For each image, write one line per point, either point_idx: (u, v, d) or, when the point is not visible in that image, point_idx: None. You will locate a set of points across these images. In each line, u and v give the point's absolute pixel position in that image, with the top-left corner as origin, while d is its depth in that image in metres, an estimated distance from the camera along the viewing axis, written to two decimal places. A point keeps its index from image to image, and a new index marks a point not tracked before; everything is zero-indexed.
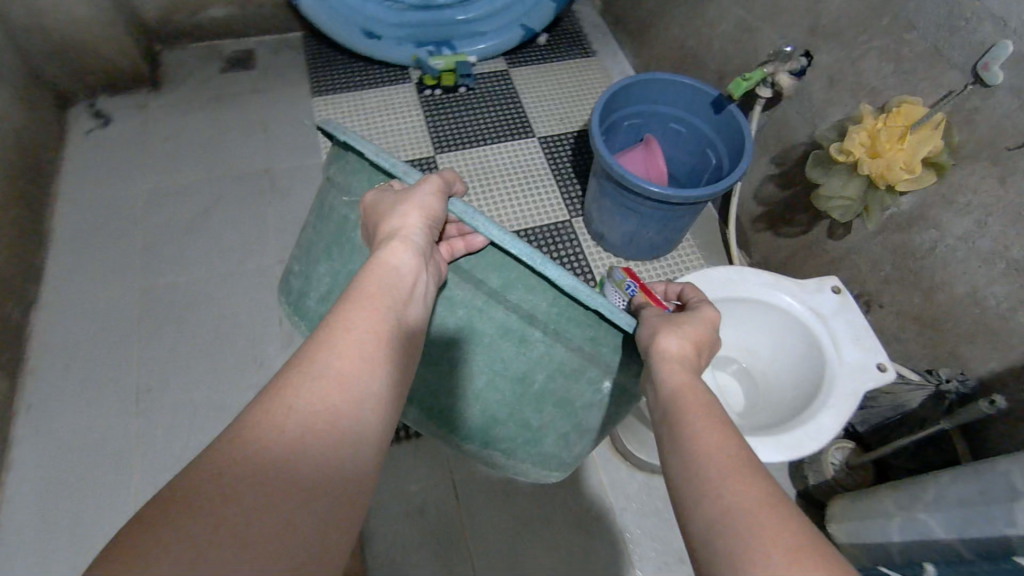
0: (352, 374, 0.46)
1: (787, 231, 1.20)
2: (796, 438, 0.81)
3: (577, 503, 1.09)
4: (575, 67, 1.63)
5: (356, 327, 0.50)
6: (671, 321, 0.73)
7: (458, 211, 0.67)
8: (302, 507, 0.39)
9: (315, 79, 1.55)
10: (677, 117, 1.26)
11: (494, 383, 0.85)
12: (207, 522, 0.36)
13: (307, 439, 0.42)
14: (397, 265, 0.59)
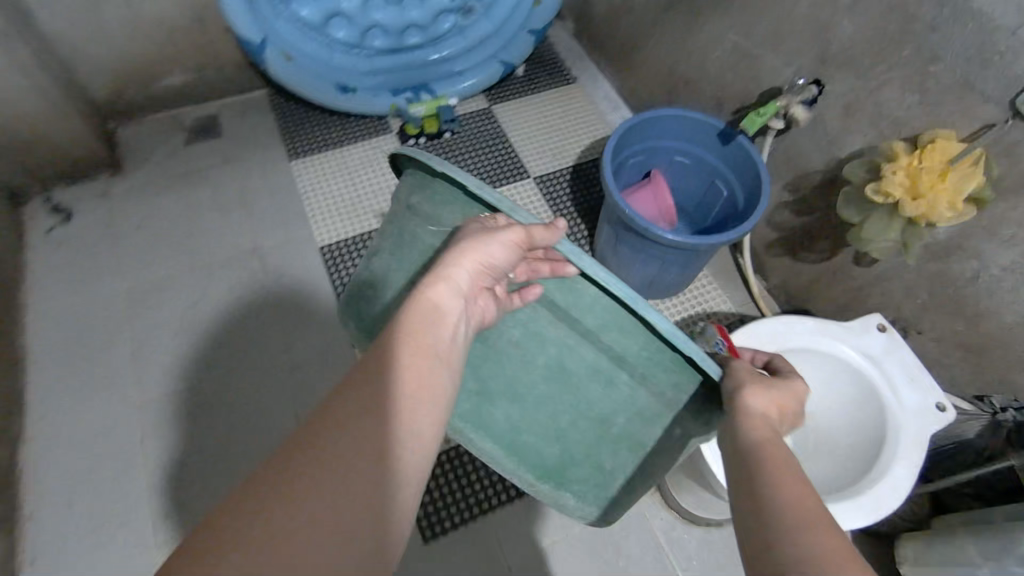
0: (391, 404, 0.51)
1: (806, 256, 1.18)
2: (875, 497, 0.79)
3: (636, 570, 1.07)
4: (558, 97, 1.57)
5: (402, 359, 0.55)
6: (757, 378, 0.76)
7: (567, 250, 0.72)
8: (339, 521, 0.45)
9: (289, 142, 1.46)
10: (683, 149, 1.23)
11: (559, 407, 0.98)
12: (258, 525, 0.43)
13: (347, 458, 0.47)
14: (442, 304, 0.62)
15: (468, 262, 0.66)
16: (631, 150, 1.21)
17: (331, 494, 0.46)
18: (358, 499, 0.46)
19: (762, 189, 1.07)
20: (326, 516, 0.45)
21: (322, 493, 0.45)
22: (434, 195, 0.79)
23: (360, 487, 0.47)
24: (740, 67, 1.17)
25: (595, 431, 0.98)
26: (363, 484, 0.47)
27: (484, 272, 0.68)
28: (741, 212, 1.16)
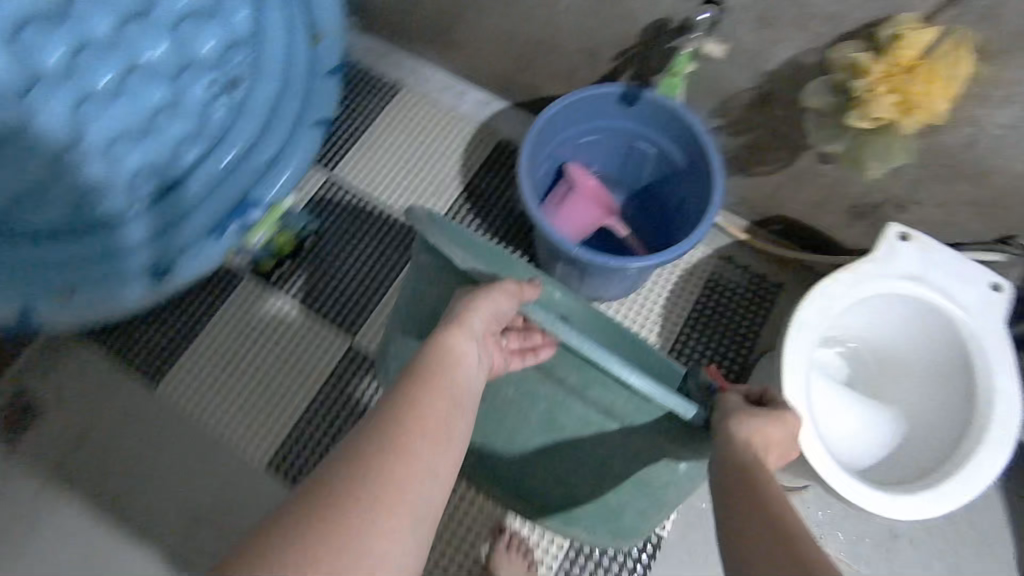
0: (414, 442, 0.55)
1: (760, 171, 1.05)
2: (1004, 424, 0.76)
3: None
4: (395, 119, 1.27)
5: (422, 403, 0.59)
6: (744, 407, 0.63)
7: (539, 317, 0.68)
8: (350, 530, 0.49)
9: (138, 365, 1.11)
10: (586, 130, 1.04)
11: (571, 455, 0.87)
12: (288, 532, 0.48)
13: (372, 475, 0.52)
14: (456, 355, 0.64)
15: (476, 313, 0.67)
16: (540, 155, 1.01)
17: (326, 501, 0.50)
18: (349, 491, 0.51)
19: (707, 148, 0.93)
20: (316, 518, 0.49)
21: (334, 477, 0.51)
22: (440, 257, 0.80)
23: (362, 491, 0.51)
24: (601, 10, 0.95)
25: (621, 481, 0.86)
26: (358, 480, 0.51)
27: (490, 325, 0.69)
28: (688, 170, 1.00)
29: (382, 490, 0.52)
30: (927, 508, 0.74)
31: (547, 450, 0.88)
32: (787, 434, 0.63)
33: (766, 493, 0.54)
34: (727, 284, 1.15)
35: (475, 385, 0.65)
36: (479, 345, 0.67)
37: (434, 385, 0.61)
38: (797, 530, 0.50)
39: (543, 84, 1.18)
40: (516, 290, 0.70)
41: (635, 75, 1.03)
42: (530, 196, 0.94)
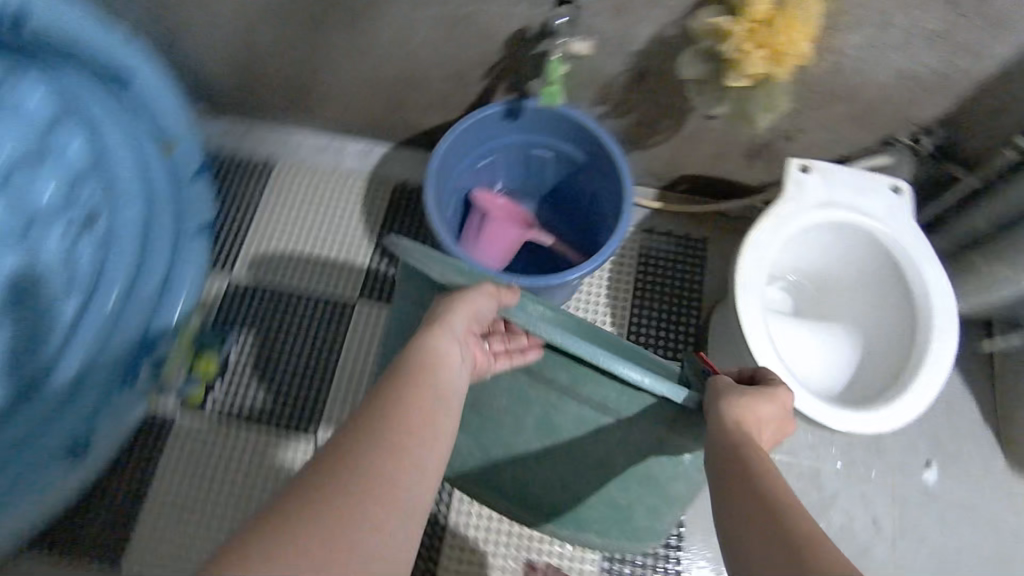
0: (401, 432, 0.53)
1: (655, 141, 1.06)
2: (943, 311, 0.82)
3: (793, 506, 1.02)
4: (280, 198, 1.19)
5: (409, 399, 0.56)
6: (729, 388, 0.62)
7: (520, 319, 0.67)
8: (344, 519, 0.45)
9: (92, 555, 0.98)
10: (480, 153, 1.02)
11: (576, 475, 0.84)
12: (276, 528, 0.43)
13: (362, 464, 0.49)
14: (438, 357, 0.61)
15: (459, 312, 0.64)
16: (445, 192, 0.99)
17: (304, 501, 0.45)
18: (338, 480, 0.47)
19: (602, 138, 0.94)
20: (293, 519, 0.44)
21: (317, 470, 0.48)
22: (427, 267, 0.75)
23: (353, 479, 0.47)
24: (459, 34, 0.93)
25: (627, 490, 0.84)
26: (345, 471, 0.48)
27: (473, 327, 0.66)
28: (590, 165, 1.01)
29: (364, 486, 0.48)
30: (908, 410, 0.78)
31: (546, 460, 0.84)
32: (781, 411, 0.62)
33: (750, 467, 0.54)
34: (658, 253, 1.16)
35: (460, 385, 0.62)
36: (462, 346, 0.64)
37: (416, 382, 0.57)
38: (784, 505, 0.50)
39: (419, 119, 1.13)
40: (496, 289, 0.66)
41: (510, 86, 1.01)
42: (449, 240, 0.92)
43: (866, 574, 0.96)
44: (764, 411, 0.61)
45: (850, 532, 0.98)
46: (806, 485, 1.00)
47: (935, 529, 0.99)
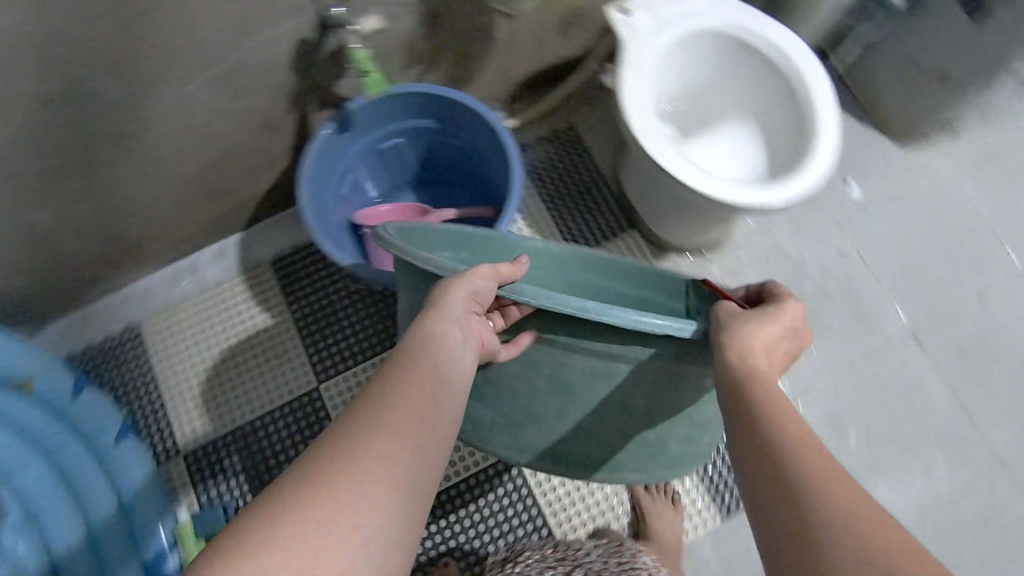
0: (400, 417, 0.48)
1: (481, 68, 1.03)
2: (799, 54, 0.88)
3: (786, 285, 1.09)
4: (172, 349, 1.06)
5: (408, 384, 0.51)
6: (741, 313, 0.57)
7: (508, 287, 0.59)
8: (340, 504, 0.42)
9: None
10: (339, 176, 0.96)
11: (604, 423, 0.70)
12: (273, 511, 0.41)
13: (363, 449, 0.45)
14: (441, 340, 0.56)
15: (454, 291, 0.59)
16: (332, 230, 0.93)
17: (306, 475, 0.43)
18: (334, 464, 0.44)
19: (438, 93, 0.90)
20: (296, 494, 0.42)
21: (313, 453, 0.45)
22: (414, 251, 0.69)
23: (350, 464, 0.44)
24: (242, 80, 0.82)
25: (660, 431, 0.72)
26: (344, 459, 0.44)
27: (472, 302, 0.60)
28: (441, 124, 0.97)
29: (369, 459, 0.45)
30: (829, 146, 0.84)
31: (559, 413, 0.70)
32: (790, 328, 0.58)
33: (774, 412, 0.50)
34: (543, 162, 1.15)
35: (461, 363, 0.57)
36: (464, 325, 0.59)
37: (421, 360, 0.54)
38: (822, 465, 0.45)
39: (249, 189, 1.01)
40: (495, 267, 0.62)
41: (319, 100, 0.92)
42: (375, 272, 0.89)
43: (860, 294, 1.08)
44: (766, 335, 0.56)
45: (830, 273, 1.10)
46: (778, 262, 1.10)
47: (879, 227, 1.12)
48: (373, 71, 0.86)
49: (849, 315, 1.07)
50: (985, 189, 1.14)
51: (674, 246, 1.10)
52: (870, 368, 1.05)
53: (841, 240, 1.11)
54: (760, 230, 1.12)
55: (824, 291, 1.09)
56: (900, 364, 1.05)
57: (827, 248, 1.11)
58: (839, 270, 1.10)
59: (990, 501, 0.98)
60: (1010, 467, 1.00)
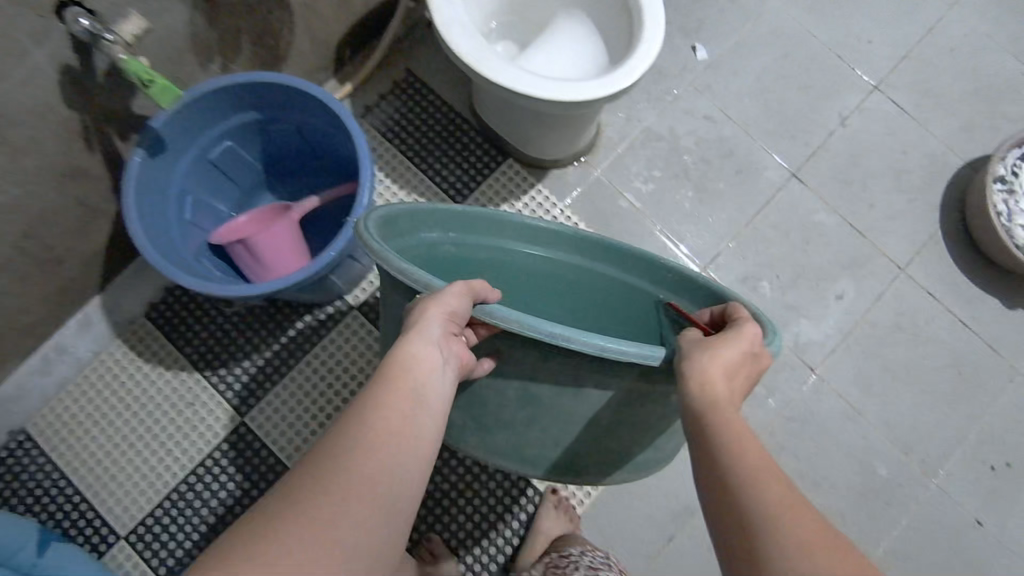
0: (385, 445, 0.49)
1: (289, 39, 0.94)
2: None
3: (667, 164, 1.10)
4: (77, 436, 0.97)
5: (389, 409, 0.51)
6: (704, 341, 0.54)
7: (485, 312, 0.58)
8: (326, 540, 0.43)
9: None
10: (176, 202, 0.87)
11: (570, 428, 0.68)
12: (259, 553, 0.41)
13: (349, 485, 0.46)
14: (416, 358, 0.55)
15: (432, 314, 0.57)
16: (189, 264, 0.85)
17: (278, 501, 0.45)
18: (320, 502, 0.45)
19: (246, 79, 0.82)
20: (280, 535, 0.42)
21: (296, 488, 0.45)
22: (397, 236, 0.72)
23: (338, 502, 0.45)
24: (17, 137, 0.71)
25: (621, 440, 0.68)
26: (332, 496, 0.45)
27: (453, 320, 0.58)
28: (265, 112, 0.89)
29: (343, 486, 0.46)
30: (653, 12, 0.83)
31: (524, 414, 0.68)
32: (748, 351, 0.53)
33: (741, 455, 0.46)
34: (395, 120, 1.09)
35: (444, 377, 0.56)
36: (444, 347, 0.57)
37: (397, 379, 0.53)
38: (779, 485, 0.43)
39: (88, 246, 0.91)
40: (467, 286, 0.60)
41: (121, 126, 0.82)
42: (251, 287, 0.78)
43: (735, 150, 1.10)
44: (727, 363, 0.52)
45: (703, 139, 1.11)
46: (653, 145, 1.10)
47: (736, 83, 1.13)
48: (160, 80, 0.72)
49: (731, 173, 1.10)
50: (817, 16, 1.17)
51: (553, 161, 1.08)
52: (764, 219, 1.08)
53: (704, 104, 1.12)
54: (629, 119, 1.11)
55: (704, 160, 1.10)
56: (790, 207, 1.08)
57: (693, 116, 1.12)
58: (710, 133, 1.11)
59: (898, 305, 1.05)
60: (906, 266, 1.07)
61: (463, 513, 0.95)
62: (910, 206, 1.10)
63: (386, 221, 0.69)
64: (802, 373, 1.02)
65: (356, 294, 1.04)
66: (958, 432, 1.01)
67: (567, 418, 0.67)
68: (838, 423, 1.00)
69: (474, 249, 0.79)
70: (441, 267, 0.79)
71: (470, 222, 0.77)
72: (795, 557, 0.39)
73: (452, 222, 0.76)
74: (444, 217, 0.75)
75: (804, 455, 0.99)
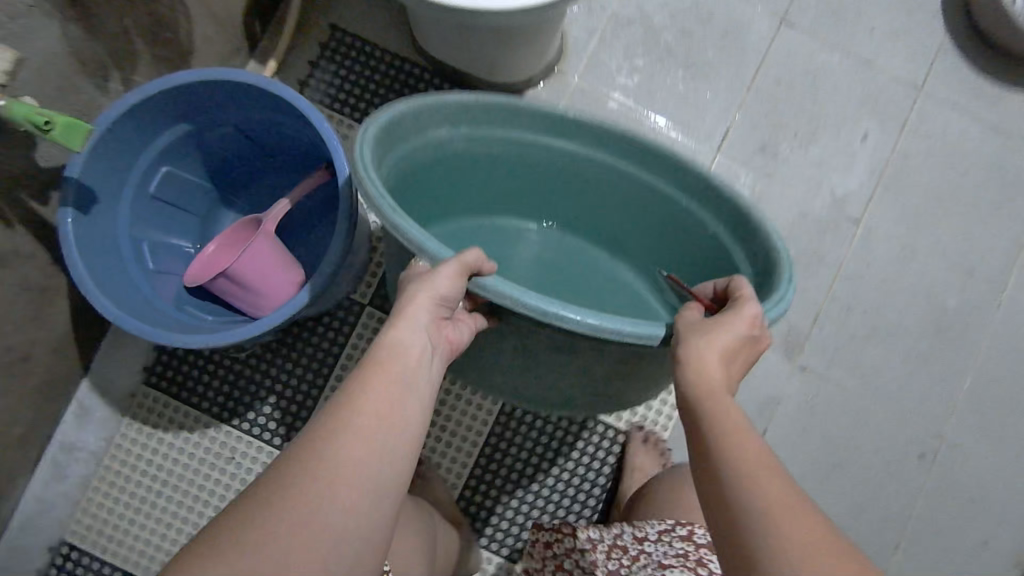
0: (366, 429, 0.47)
1: (187, 28, 0.79)
2: None
3: (647, 48, 0.98)
4: (124, 532, 0.89)
5: (370, 395, 0.49)
6: (700, 323, 0.55)
7: (489, 288, 0.59)
8: (306, 526, 0.42)
9: None
10: (132, 253, 0.75)
11: (563, 373, 0.75)
12: (242, 544, 0.40)
13: (331, 473, 0.44)
14: (399, 345, 0.53)
15: (420, 300, 0.56)
16: (173, 318, 0.74)
17: (260, 494, 0.43)
18: (300, 491, 0.43)
19: (159, 89, 0.68)
20: (258, 523, 0.41)
21: (277, 477, 0.44)
22: (401, 138, 0.70)
23: (319, 489, 0.43)
24: None
25: (612, 382, 0.75)
26: (314, 484, 0.44)
27: (442, 305, 0.57)
28: (194, 119, 0.76)
29: (326, 474, 0.44)
30: None
31: (521, 364, 0.76)
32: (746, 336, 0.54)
33: (727, 437, 0.47)
34: (335, 86, 0.95)
35: (428, 361, 0.55)
36: (430, 333, 0.56)
37: (384, 368, 0.52)
38: (767, 474, 0.44)
39: (54, 333, 0.79)
40: (462, 258, 0.57)
41: (36, 188, 0.69)
42: (255, 323, 0.68)
43: (713, 11, 0.99)
44: (723, 349, 0.53)
45: (675, 9, 0.98)
46: (624, 31, 0.98)
47: None
48: (62, 118, 0.58)
49: (716, 37, 0.98)
50: None
51: (524, 82, 0.95)
52: (765, 77, 0.98)
53: None
54: (591, 10, 0.98)
55: (684, 31, 0.98)
56: (788, 56, 0.98)
57: None
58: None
59: (924, 128, 0.98)
60: (923, 84, 0.99)
61: (550, 470, 0.91)
62: (910, 18, 1.00)
63: (390, 128, 0.67)
64: (847, 228, 0.96)
65: (361, 288, 0.93)
66: (1014, 238, 0.97)
67: (564, 369, 0.74)
68: (897, 267, 0.95)
69: (484, 138, 0.77)
70: (449, 158, 0.79)
71: (488, 117, 0.74)
72: (783, 534, 0.40)
73: (463, 115, 0.73)
74: (455, 110, 0.71)
75: (871, 310, 0.95)
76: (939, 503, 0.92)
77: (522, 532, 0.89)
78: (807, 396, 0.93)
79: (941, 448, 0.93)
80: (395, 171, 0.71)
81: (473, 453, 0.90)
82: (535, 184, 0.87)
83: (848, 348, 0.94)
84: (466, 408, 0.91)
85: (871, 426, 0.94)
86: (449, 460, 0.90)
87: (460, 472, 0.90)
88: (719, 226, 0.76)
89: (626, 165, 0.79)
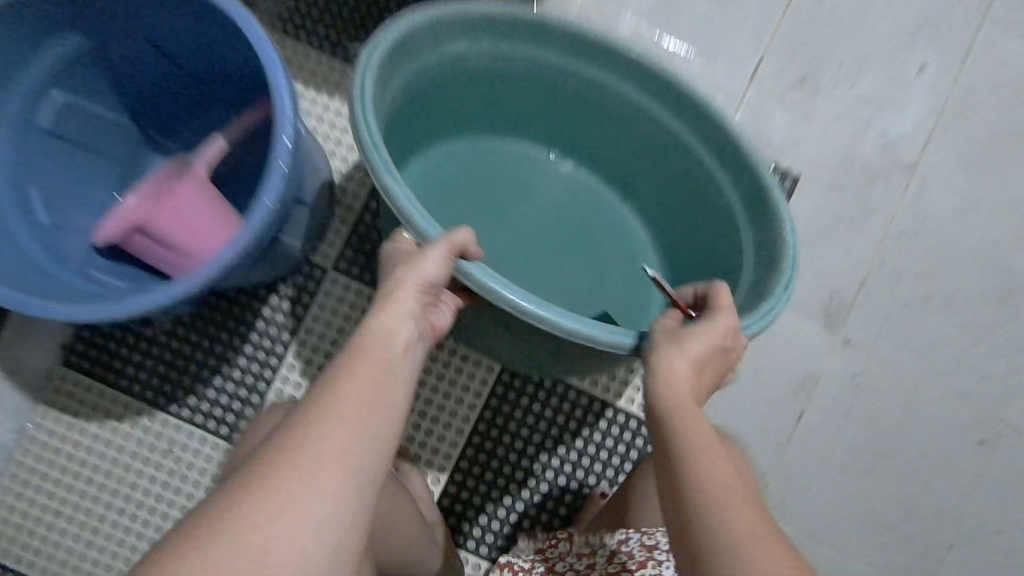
0: (346, 412, 0.40)
1: None
2: None
3: None
4: (44, 540, 0.75)
5: (351, 379, 0.41)
6: (676, 331, 0.48)
7: (469, 272, 0.50)
8: (278, 530, 0.35)
9: None
10: (17, 203, 0.59)
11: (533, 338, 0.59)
12: (202, 554, 0.34)
13: (303, 465, 0.37)
14: (380, 332, 0.45)
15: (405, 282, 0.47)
16: (70, 286, 0.58)
17: (223, 495, 0.36)
18: (269, 489, 0.36)
19: None
20: (221, 528, 0.35)
21: (243, 476, 0.37)
22: (412, 57, 0.60)
23: (289, 486, 0.36)
24: None
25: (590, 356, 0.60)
26: (283, 480, 0.36)
27: (429, 289, 0.48)
28: (88, 28, 0.59)
29: (297, 467, 0.37)
30: None
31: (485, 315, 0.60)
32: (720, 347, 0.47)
33: (703, 472, 0.39)
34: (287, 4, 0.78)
35: (414, 344, 0.46)
36: (417, 319, 0.47)
37: (364, 357, 0.43)
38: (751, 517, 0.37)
39: None
40: (450, 240, 0.48)
41: None
42: (160, 288, 0.51)
43: None
44: (693, 364, 0.45)
45: None
46: None
47: None
48: None
49: None
50: None
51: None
52: None
53: None
54: None
55: None
56: None
57: None
58: None
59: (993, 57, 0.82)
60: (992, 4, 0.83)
61: (550, 462, 0.76)
62: None
63: (402, 43, 0.57)
64: (900, 176, 0.81)
65: (321, 250, 0.78)
66: None
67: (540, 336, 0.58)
68: (957, 222, 0.81)
69: (507, 56, 0.65)
70: (463, 82, 0.68)
71: (514, 34, 0.63)
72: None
73: (484, 30, 0.61)
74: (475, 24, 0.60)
75: (926, 273, 0.80)
76: (1001, 496, 0.80)
77: (517, 535, 0.75)
78: (850, 374, 0.79)
79: (1004, 432, 0.80)
80: (398, 95, 0.62)
81: (457, 446, 0.76)
82: (552, 124, 0.75)
83: (899, 318, 0.80)
84: (450, 392, 0.76)
85: (926, 408, 0.80)
86: (429, 451, 0.76)
87: (441, 465, 0.76)
88: (735, 199, 0.63)
89: (651, 107, 0.66)
